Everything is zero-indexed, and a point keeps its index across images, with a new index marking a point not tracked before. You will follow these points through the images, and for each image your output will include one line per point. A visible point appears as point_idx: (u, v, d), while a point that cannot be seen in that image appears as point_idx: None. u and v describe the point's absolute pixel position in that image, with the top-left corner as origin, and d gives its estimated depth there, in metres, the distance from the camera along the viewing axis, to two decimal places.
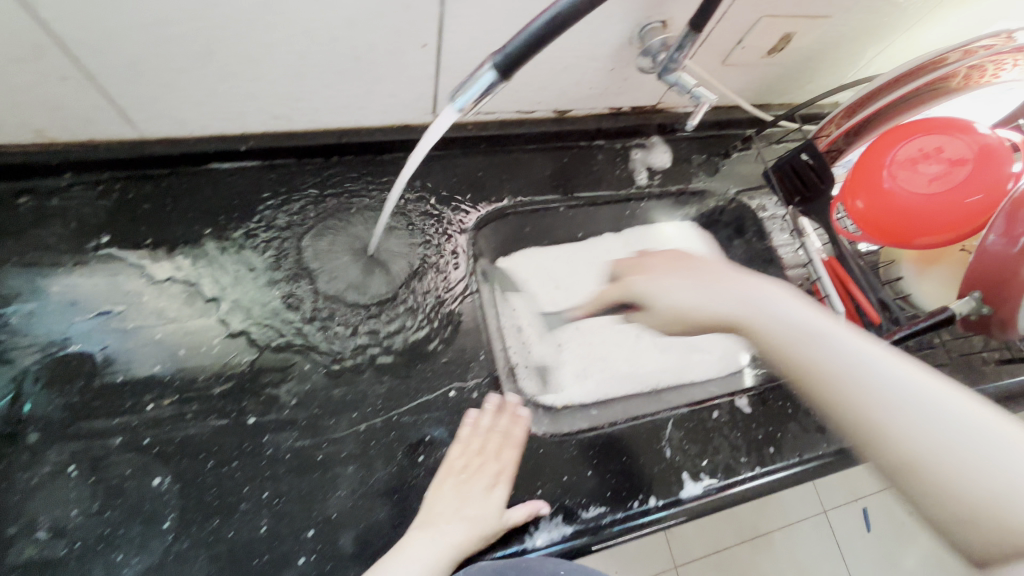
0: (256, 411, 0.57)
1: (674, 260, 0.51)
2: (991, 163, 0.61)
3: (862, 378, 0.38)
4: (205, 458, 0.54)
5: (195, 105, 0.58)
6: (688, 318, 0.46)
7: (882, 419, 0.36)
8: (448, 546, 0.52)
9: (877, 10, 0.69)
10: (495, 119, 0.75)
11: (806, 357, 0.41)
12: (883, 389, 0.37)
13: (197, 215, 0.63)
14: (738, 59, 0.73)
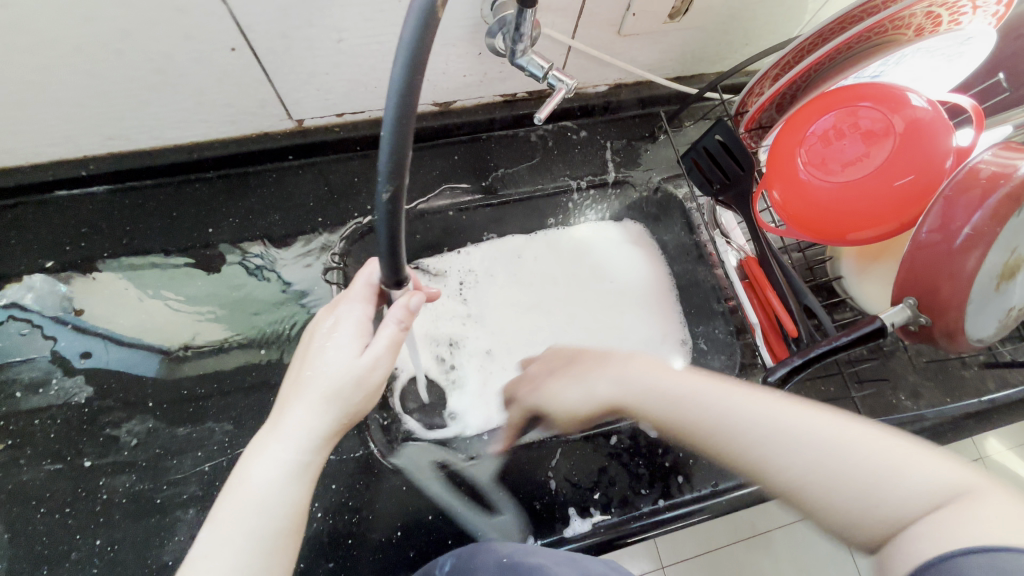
0: (93, 454, 0.55)
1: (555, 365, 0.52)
2: (921, 142, 0.50)
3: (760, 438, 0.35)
4: (36, 506, 0.53)
5: (12, 136, 0.55)
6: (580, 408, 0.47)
7: (767, 460, 0.35)
8: (311, 384, 0.41)
9: None
10: (366, 118, 0.67)
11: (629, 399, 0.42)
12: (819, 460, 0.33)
13: (44, 248, 0.61)
14: (635, 29, 0.62)
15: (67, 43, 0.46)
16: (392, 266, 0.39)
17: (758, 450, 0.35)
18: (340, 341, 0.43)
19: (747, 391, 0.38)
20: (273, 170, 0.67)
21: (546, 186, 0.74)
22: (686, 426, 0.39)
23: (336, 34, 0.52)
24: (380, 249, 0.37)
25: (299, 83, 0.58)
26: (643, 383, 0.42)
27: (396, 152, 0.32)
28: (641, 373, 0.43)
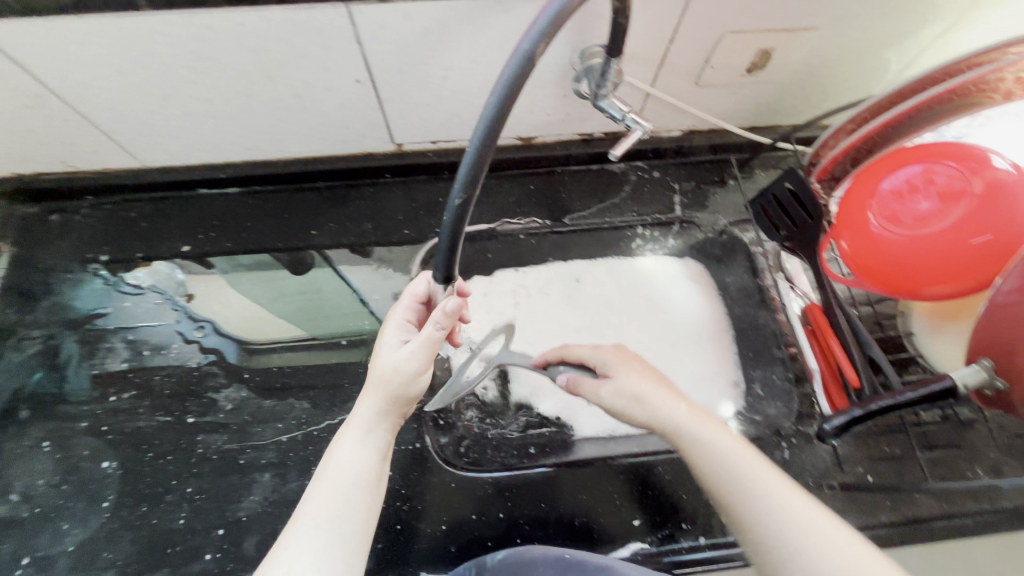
0: (193, 413, 0.63)
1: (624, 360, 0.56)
2: (1005, 202, 0.49)
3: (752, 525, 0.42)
4: (145, 451, 0.61)
5: (176, 140, 0.67)
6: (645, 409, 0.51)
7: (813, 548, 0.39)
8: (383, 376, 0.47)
9: (878, 18, 0.59)
10: (455, 146, 0.75)
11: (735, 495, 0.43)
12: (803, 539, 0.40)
13: (182, 234, 0.73)
14: (713, 80, 0.66)
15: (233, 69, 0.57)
16: (448, 264, 0.41)
17: (756, 508, 0.42)
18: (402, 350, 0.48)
19: (781, 482, 0.43)
20: (371, 185, 0.76)
21: (613, 219, 0.78)
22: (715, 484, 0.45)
23: (444, 72, 0.61)
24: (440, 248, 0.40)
25: (405, 111, 0.67)
26: (703, 441, 0.47)
27: (478, 159, 0.35)
28: (715, 451, 0.46)
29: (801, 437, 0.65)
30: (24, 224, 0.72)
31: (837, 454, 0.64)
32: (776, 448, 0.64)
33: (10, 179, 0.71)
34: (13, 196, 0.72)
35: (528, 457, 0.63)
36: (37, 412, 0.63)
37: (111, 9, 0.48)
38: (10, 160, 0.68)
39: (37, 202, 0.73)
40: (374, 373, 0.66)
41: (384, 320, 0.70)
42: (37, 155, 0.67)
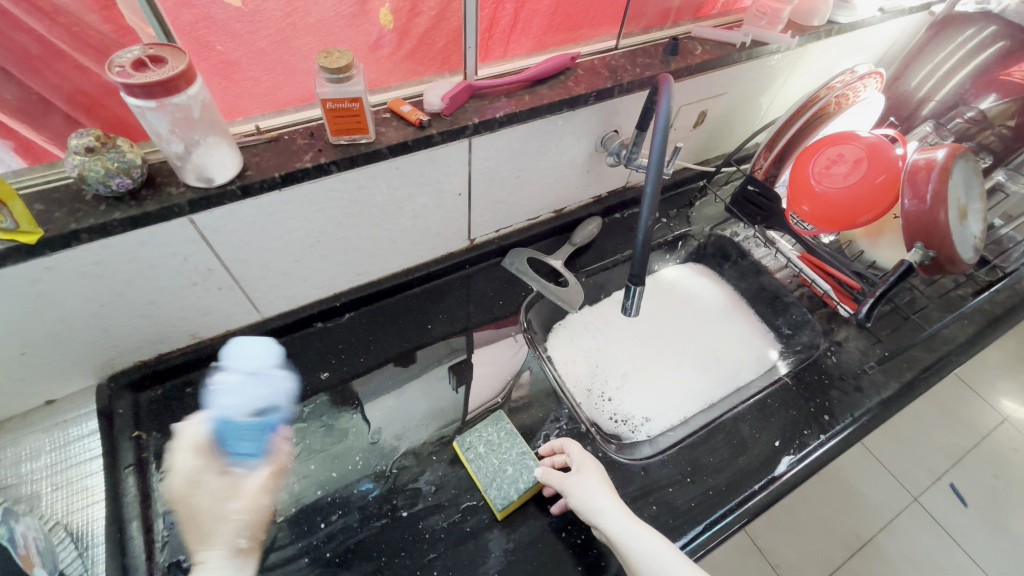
0: (592, 481, 0.66)
1: (704, 87, 0.90)
2: (879, 154, 0.82)
3: (719, 126, 1.02)
4: (508, 469, 0.70)
5: (305, 282, 0.77)
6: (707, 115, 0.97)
7: (717, 140, 1.06)
8: (626, 514, 0.62)
9: (757, 70, 0.95)
10: (513, 229, 0.95)
11: (709, 136, 1.03)
12: (732, 112, 1.01)
13: (316, 364, 0.79)
14: (675, 136, 0.97)
15: (374, 204, 0.72)
16: (639, 271, 0.60)
17: (716, 131, 1.03)
18: (591, 475, 0.66)
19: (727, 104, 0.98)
20: (457, 278, 0.92)
21: (331, 406, 0.76)
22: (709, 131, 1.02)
23: (519, 172, 0.83)
24: (638, 254, 0.59)
25: (485, 207, 0.85)
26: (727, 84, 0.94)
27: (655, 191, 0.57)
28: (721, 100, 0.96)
29: (835, 344, 0.90)
30: (151, 407, 0.72)
31: (860, 345, 0.89)
32: (826, 357, 0.88)
33: (131, 369, 0.72)
34: (134, 384, 0.72)
35: (637, 432, 0.84)
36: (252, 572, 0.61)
37: (310, 177, 0.62)
38: (139, 347, 0.70)
39: (158, 385, 0.74)
40: (532, 415, 0.79)
41: (520, 368, 0.84)
42: (172, 333, 0.71)
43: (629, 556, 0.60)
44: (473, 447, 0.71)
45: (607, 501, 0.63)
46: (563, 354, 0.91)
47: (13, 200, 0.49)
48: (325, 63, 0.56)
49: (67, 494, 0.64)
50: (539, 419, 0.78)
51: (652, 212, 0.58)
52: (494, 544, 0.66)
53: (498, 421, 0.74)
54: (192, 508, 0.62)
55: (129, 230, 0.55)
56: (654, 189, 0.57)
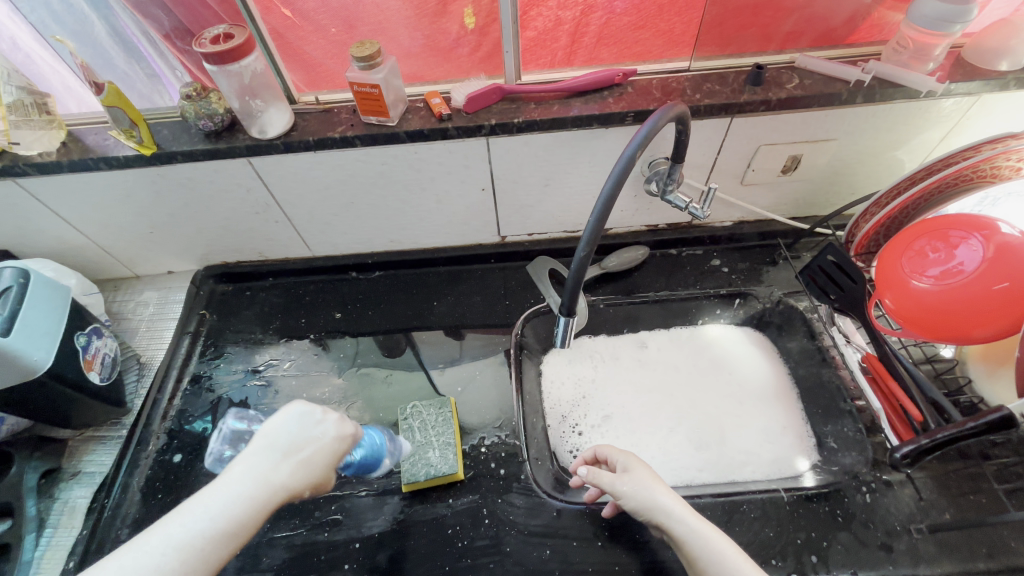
0: (644, 481, 0.59)
1: (797, 128, 0.75)
2: (1011, 258, 0.60)
3: (829, 177, 0.84)
4: (428, 451, 0.73)
5: (345, 235, 0.91)
6: (805, 162, 0.81)
7: (827, 194, 0.87)
8: (692, 512, 0.55)
9: (891, 119, 0.75)
10: (547, 237, 0.95)
11: (813, 186, 0.86)
12: (849, 163, 0.82)
13: (337, 305, 0.93)
14: (755, 180, 0.83)
15: (399, 181, 0.81)
16: (570, 304, 0.57)
17: (825, 183, 0.85)
18: (642, 475, 0.59)
19: (842, 153, 0.80)
20: (479, 269, 0.96)
21: (332, 342, 0.90)
22: (813, 181, 0.85)
23: (549, 182, 0.83)
24: (567, 287, 0.56)
25: (513, 207, 0.87)
26: (840, 130, 0.76)
27: (598, 223, 0.53)
28: (829, 147, 0.79)
29: (880, 481, 0.69)
30: (220, 298, 0.95)
31: (920, 499, 0.67)
32: (858, 493, 0.69)
33: (219, 266, 0.96)
34: (217, 277, 0.96)
35: None
36: None
37: (338, 146, 0.74)
38: (224, 251, 0.93)
39: (232, 283, 0.97)
40: (485, 415, 0.81)
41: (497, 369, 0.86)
42: (246, 246, 0.92)
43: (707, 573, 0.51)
44: (409, 418, 0.76)
45: (666, 502, 0.56)
46: (552, 372, 0.89)
47: (141, 123, 0.72)
48: (355, 51, 0.65)
49: (150, 336, 0.90)
50: (488, 421, 0.80)
51: (590, 243, 0.54)
52: (389, 508, 0.71)
53: (442, 407, 0.77)
54: (266, 455, 0.50)
55: (207, 161, 0.75)
56: (598, 222, 0.54)
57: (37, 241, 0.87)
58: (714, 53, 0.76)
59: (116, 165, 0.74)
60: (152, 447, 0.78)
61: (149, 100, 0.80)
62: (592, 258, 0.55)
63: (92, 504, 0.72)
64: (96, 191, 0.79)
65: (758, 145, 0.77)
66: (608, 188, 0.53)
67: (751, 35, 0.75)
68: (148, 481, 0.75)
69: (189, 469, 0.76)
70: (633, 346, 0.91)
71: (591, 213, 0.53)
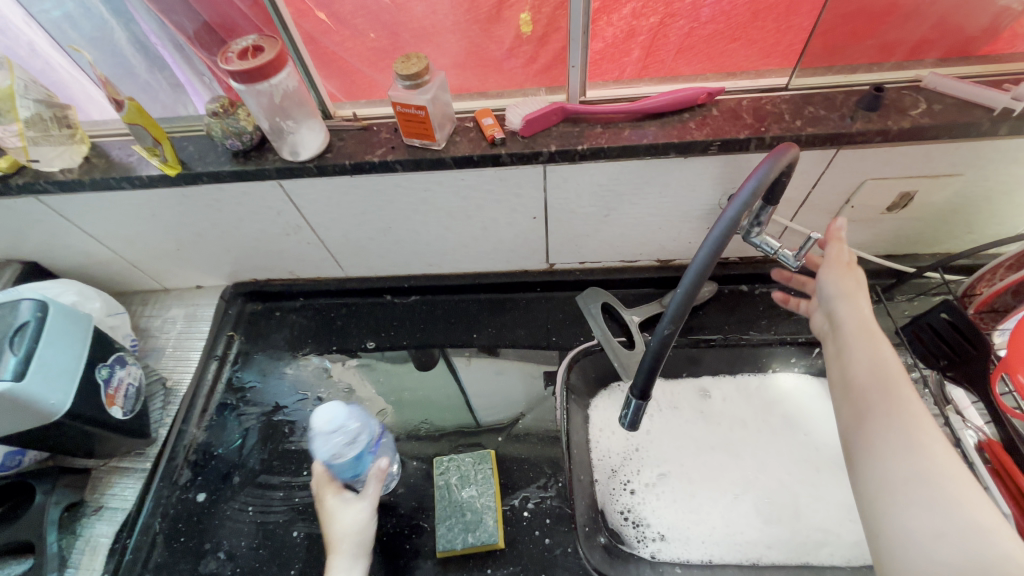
0: (853, 338, 0.58)
1: (916, 162, 0.63)
2: None
3: (945, 215, 0.71)
4: (466, 513, 0.66)
5: (380, 258, 0.84)
6: (918, 199, 0.68)
7: (938, 233, 0.75)
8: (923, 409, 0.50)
9: None
10: (601, 266, 0.85)
11: (922, 225, 0.73)
12: (973, 201, 0.69)
13: (369, 331, 0.87)
14: (852, 216, 0.71)
15: (443, 208, 0.72)
16: (646, 385, 0.48)
17: (939, 221, 0.72)
18: (843, 287, 0.61)
19: (967, 189, 0.67)
20: (523, 298, 0.88)
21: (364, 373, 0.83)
22: (924, 219, 0.72)
23: (609, 212, 0.73)
24: (643, 366, 0.47)
25: (566, 237, 0.78)
26: (970, 165, 0.63)
27: (686, 297, 0.44)
28: (952, 183, 0.66)
29: None
30: (250, 317, 0.90)
31: None
32: None
33: (249, 282, 0.91)
34: (246, 295, 0.91)
35: (641, 542, 0.71)
36: (245, 480, 0.74)
37: (376, 170, 0.65)
38: (254, 269, 0.88)
39: (262, 301, 0.91)
40: (526, 469, 0.73)
41: (541, 415, 0.78)
42: (276, 265, 0.86)
43: (873, 426, 0.51)
44: (445, 473, 0.69)
45: (861, 341, 0.57)
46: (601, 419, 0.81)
47: (165, 141, 0.65)
48: (399, 68, 0.57)
49: (177, 357, 0.86)
50: (530, 475, 0.72)
51: (674, 320, 0.45)
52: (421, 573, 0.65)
53: (481, 464, 0.70)
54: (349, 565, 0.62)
55: (235, 182, 0.68)
56: (686, 296, 0.44)
57: (66, 255, 0.84)
58: (818, 69, 0.64)
59: (140, 184, 0.69)
60: (174, 484, 0.73)
61: (170, 110, 0.74)
62: (677, 337, 0.46)
63: (114, 545, 0.68)
64: (122, 209, 0.74)
65: (864, 179, 0.65)
66: (703, 257, 0.43)
67: (866, 47, 0.63)
68: (169, 521, 0.71)
69: (210, 511, 0.71)
70: (695, 393, 0.81)
71: (678, 285, 0.44)
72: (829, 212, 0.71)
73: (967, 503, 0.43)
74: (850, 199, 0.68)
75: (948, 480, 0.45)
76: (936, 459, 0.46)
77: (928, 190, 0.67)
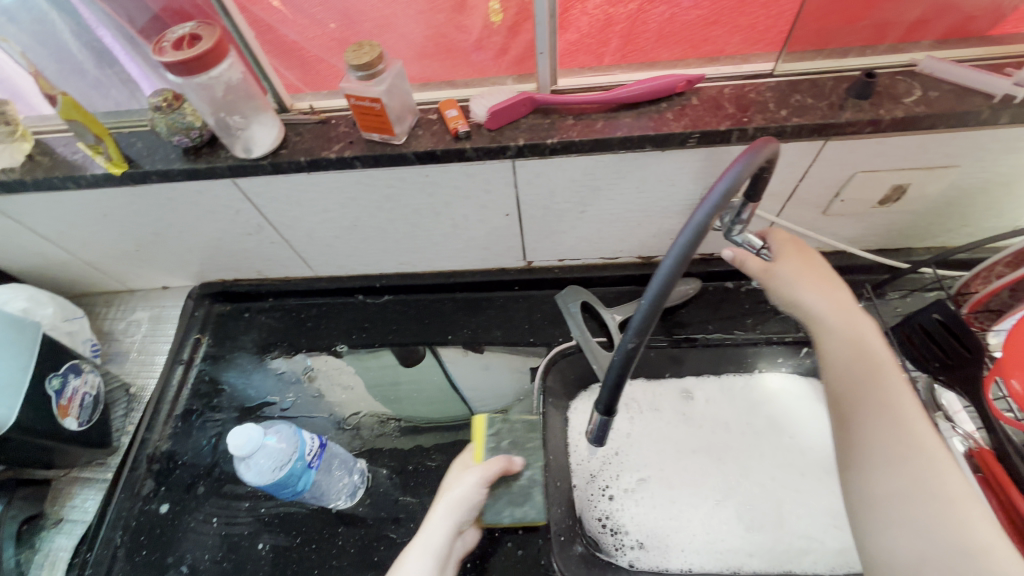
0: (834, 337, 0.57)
1: (909, 153, 0.59)
2: None
3: (940, 208, 0.67)
4: None
5: (350, 257, 0.80)
6: (910, 192, 0.64)
7: (932, 227, 0.71)
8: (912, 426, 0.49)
9: None
10: (581, 263, 0.81)
11: (915, 219, 0.69)
12: (970, 193, 0.65)
13: (341, 333, 0.83)
14: (842, 211, 0.68)
15: (410, 206, 0.69)
16: (612, 400, 0.45)
17: (933, 214, 0.68)
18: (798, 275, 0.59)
19: (964, 181, 0.63)
20: (501, 296, 0.84)
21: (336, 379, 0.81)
22: (918, 213, 0.68)
23: (585, 207, 0.69)
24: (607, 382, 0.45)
25: (542, 234, 0.74)
26: (966, 156, 0.59)
27: (652, 309, 0.40)
28: (947, 176, 0.62)
29: None
30: (218, 319, 0.87)
31: None
32: None
33: (216, 283, 0.87)
34: (214, 296, 0.87)
35: (619, 550, 0.69)
36: (210, 490, 0.71)
37: (334, 167, 0.61)
38: (220, 270, 0.84)
39: (230, 301, 0.88)
40: None
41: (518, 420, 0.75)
42: (242, 265, 0.83)
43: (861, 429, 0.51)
44: None
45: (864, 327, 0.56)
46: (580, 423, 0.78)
47: (107, 138, 0.62)
48: (350, 57, 0.52)
49: (141, 362, 0.83)
50: None
51: (638, 333, 0.42)
52: None
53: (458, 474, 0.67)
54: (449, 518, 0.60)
55: (185, 181, 0.64)
56: (651, 309, 0.41)
57: (21, 257, 0.80)
58: (808, 52, 0.60)
59: (86, 184, 0.65)
60: (136, 495, 0.71)
61: (124, 106, 0.68)
62: (642, 350, 0.43)
63: (73, 560, 0.66)
64: (72, 210, 0.70)
65: (854, 172, 0.61)
66: (669, 265, 0.39)
67: (858, 28, 0.58)
68: (130, 534, 0.68)
69: (173, 523, 0.69)
70: (678, 394, 0.78)
71: (642, 295, 0.41)
72: (817, 207, 0.67)
73: (961, 513, 0.44)
74: (839, 192, 0.64)
75: (936, 502, 0.45)
76: (932, 479, 0.46)
77: (921, 182, 0.63)
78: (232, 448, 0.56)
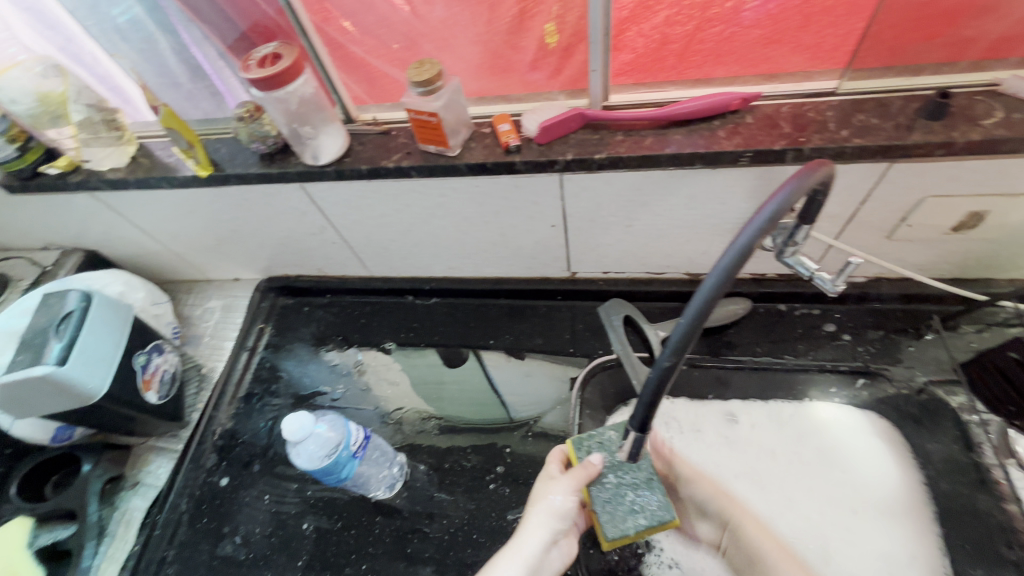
0: None
1: (988, 179, 0.55)
2: None
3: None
4: None
5: (402, 260, 0.84)
6: (989, 219, 0.60)
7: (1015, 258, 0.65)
8: None
9: None
10: (626, 276, 0.81)
11: (994, 248, 0.64)
12: None
13: (389, 331, 0.88)
14: (909, 236, 0.64)
15: (460, 214, 0.72)
16: (646, 416, 0.46)
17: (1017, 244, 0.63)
18: None
19: None
20: (544, 305, 0.86)
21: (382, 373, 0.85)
22: (998, 242, 0.63)
23: (632, 221, 0.69)
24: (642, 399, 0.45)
25: (588, 246, 0.75)
26: None
27: (690, 328, 0.40)
28: None
29: None
30: (281, 311, 0.94)
31: None
32: None
33: (281, 277, 0.94)
34: (279, 289, 0.94)
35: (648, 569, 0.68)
36: (265, 469, 0.77)
37: (392, 176, 0.65)
38: (285, 266, 0.91)
39: (292, 295, 0.95)
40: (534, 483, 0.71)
41: (554, 429, 0.76)
42: (305, 262, 0.89)
43: None
44: None
45: None
46: None
47: (197, 143, 0.69)
48: (412, 74, 0.56)
49: (213, 346, 0.91)
50: None
51: (675, 352, 0.41)
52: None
53: None
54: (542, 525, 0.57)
55: (260, 184, 0.70)
56: (688, 330, 0.40)
57: (120, 246, 0.91)
58: (876, 71, 0.57)
59: (177, 183, 0.72)
60: (201, 467, 0.78)
61: (212, 115, 0.76)
62: (679, 368, 0.42)
63: (146, 520, 0.74)
64: (164, 206, 0.79)
65: (924, 196, 0.58)
66: (711, 283, 0.39)
67: (933, 46, 0.55)
68: (193, 502, 0.75)
69: (230, 496, 0.75)
70: (723, 416, 0.76)
71: (682, 313, 0.40)
72: (882, 231, 0.64)
73: None
74: (908, 216, 0.61)
75: None
76: None
77: (1002, 210, 0.58)
78: (286, 432, 0.61)
